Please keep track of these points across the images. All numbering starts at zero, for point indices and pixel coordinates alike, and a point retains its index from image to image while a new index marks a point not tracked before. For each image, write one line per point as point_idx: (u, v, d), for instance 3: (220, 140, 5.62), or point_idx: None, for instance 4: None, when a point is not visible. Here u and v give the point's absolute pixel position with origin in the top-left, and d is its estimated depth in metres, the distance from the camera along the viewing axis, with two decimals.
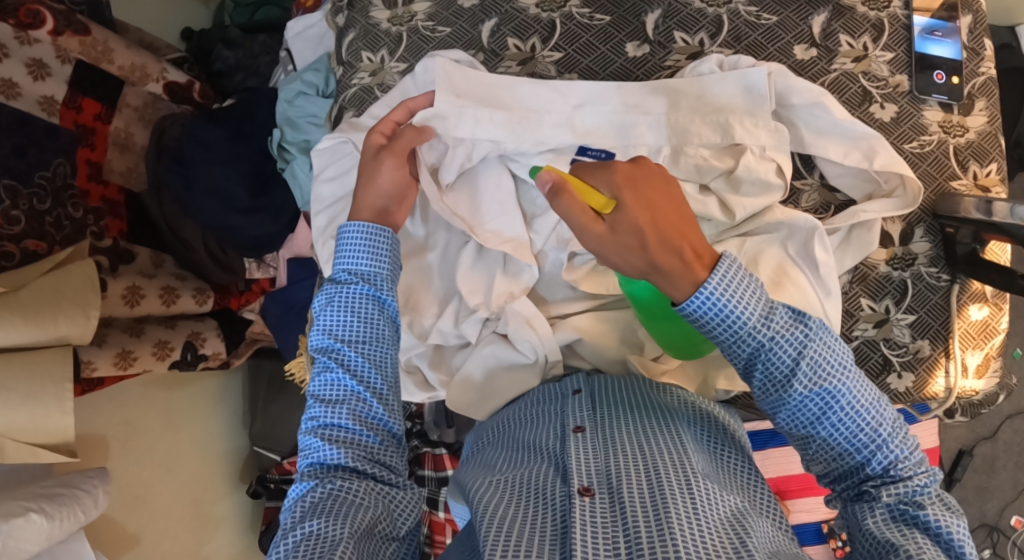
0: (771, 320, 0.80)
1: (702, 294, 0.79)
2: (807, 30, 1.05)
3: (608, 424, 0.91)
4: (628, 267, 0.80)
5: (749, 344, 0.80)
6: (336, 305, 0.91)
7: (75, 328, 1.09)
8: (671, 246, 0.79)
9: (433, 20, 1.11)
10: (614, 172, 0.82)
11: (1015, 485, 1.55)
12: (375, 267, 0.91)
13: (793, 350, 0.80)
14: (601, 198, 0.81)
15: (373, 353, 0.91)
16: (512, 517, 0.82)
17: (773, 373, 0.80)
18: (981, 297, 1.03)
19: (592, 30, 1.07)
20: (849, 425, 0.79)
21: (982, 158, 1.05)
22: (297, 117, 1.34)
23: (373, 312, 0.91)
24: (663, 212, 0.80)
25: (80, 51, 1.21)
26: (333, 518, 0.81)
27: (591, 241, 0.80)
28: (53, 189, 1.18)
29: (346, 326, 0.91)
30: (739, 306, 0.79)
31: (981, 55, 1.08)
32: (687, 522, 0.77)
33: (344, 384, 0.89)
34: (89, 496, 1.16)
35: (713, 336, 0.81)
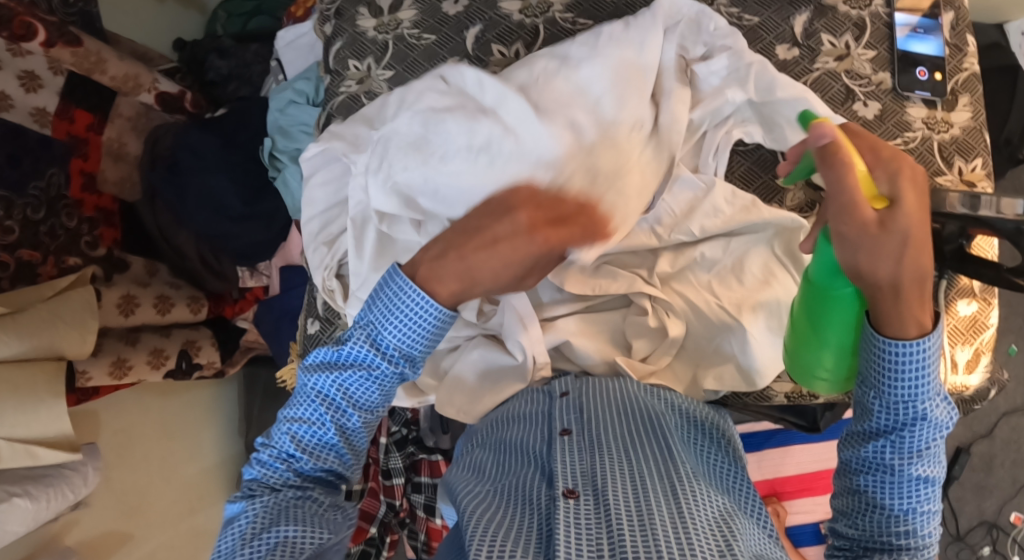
0: (936, 400, 0.80)
1: (918, 345, 0.76)
2: (789, 30, 1.05)
3: (596, 425, 0.91)
4: (871, 271, 0.74)
5: (916, 409, 0.79)
6: (362, 371, 0.89)
7: (73, 345, 1.11)
8: (919, 274, 0.74)
9: (418, 27, 1.13)
10: (905, 171, 0.76)
11: (1013, 483, 1.55)
12: (422, 354, 0.89)
13: (933, 434, 0.80)
14: (877, 190, 0.76)
15: (372, 421, 0.94)
16: (501, 521, 0.83)
17: (904, 443, 0.80)
18: (969, 292, 1.04)
19: (575, 34, 1.08)
20: (918, 517, 0.82)
21: (967, 153, 1.05)
22: (288, 126, 1.35)
23: (394, 386, 0.91)
24: (925, 235, 0.74)
25: (73, 62, 1.21)
26: (309, 528, 0.87)
27: (848, 228, 0.74)
28: (47, 199, 1.19)
29: (365, 386, 0.90)
30: (929, 373, 0.78)
31: (964, 51, 1.08)
32: (670, 526, 0.77)
33: (324, 430, 0.91)
34: (77, 475, 1.16)
35: (893, 384, 0.78)
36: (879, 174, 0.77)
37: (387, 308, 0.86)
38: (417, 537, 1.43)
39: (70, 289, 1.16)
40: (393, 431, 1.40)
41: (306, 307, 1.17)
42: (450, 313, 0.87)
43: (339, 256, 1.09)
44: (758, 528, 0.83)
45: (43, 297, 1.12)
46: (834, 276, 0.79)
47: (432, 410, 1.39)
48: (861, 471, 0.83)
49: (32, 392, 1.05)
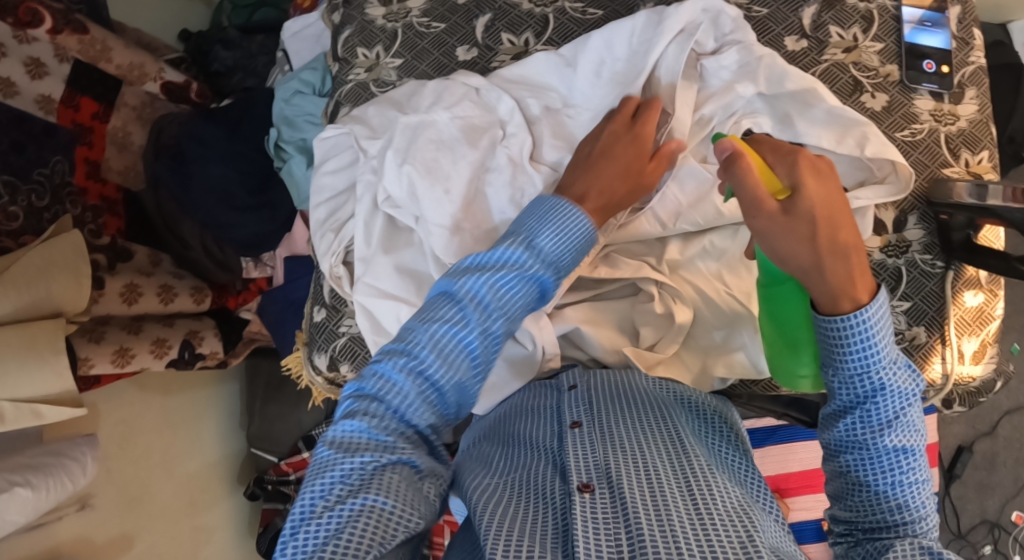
0: (896, 367, 0.77)
1: (861, 316, 0.74)
2: (797, 21, 1.06)
3: (607, 417, 0.91)
4: (790, 259, 0.76)
5: (872, 380, 0.76)
6: (494, 280, 0.83)
7: (68, 294, 1.09)
8: (840, 249, 0.74)
9: (428, 16, 1.13)
10: (801, 156, 0.78)
11: (1015, 481, 1.55)
12: (555, 259, 0.86)
13: (900, 402, 0.77)
14: (778, 183, 0.78)
15: (508, 328, 0.85)
16: (516, 514, 0.82)
17: (871, 417, 0.77)
18: (976, 283, 1.04)
19: (585, 24, 1.08)
20: (904, 488, 0.77)
21: (974, 146, 1.05)
22: (294, 116, 1.35)
23: (528, 297, 0.85)
24: (841, 214, 0.75)
25: (79, 50, 1.22)
26: (401, 501, 0.75)
27: (760, 221, 0.76)
28: (52, 186, 1.18)
29: (498, 294, 0.83)
30: (882, 340, 0.75)
31: (971, 44, 1.09)
32: (688, 520, 0.77)
33: (434, 357, 0.80)
34: (76, 464, 1.15)
35: (844, 361, 0.76)
36: (779, 168, 0.79)
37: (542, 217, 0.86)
38: None
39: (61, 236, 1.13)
40: None
41: (313, 297, 1.17)
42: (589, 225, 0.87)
43: (346, 242, 1.09)
44: (771, 518, 0.83)
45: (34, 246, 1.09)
46: (776, 273, 0.81)
47: None
48: (836, 454, 0.80)
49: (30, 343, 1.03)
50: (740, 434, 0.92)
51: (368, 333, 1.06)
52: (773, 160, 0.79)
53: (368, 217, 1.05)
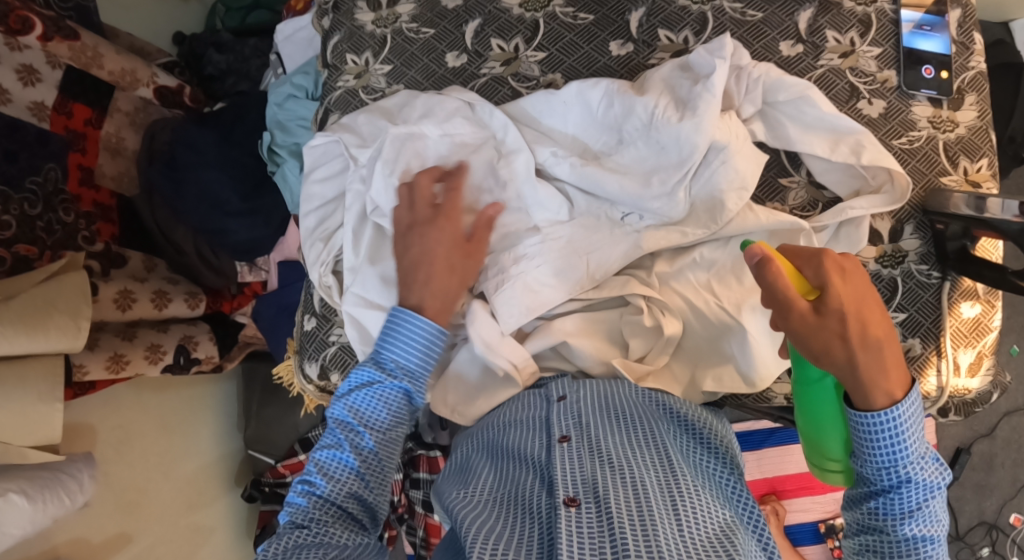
0: (924, 461, 0.79)
1: (892, 414, 0.77)
2: (793, 26, 1.04)
3: (596, 431, 0.90)
4: (826, 357, 0.76)
5: (898, 473, 0.79)
6: (371, 391, 0.94)
7: (66, 340, 1.08)
8: (872, 346, 0.76)
9: (417, 21, 1.11)
10: (826, 257, 0.77)
11: (1014, 483, 1.54)
12: (421, 366, 0.94)
13: (923, 494, 0.79)
14: (805, 283, 0.77)
15: (386, 443, 0.94)
16: (503, 532, 0.82)
17: (894, 506, 0.80)
18: (973, 294, 1.02)
19: (576, 29, 1.06)
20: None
21: (972, 153, 1.03)
22: (287, 121, 1.34)
23: (401, 406, 0.94)
24: (870, 310, 0.76)
25: (70, 57, 1.21)
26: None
27: (792, 328, 0.76)
28: (45, 194, 1.17)
29: (373, 410, 0.94)
30: (910, 437, 0.78)
31: (971, 48, 1.06)
32: (673, 537, 0.76)
33: (343, 460, 0.93)
34: (74, 481, 1.16)
35: (872, 452, 0.79)
36: (807, 269, 0.78)
37: (387, 336, 0.94)
38: (415, 533, 1.46)
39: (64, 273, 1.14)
40: None
41: (303, 304, 1.17)
42: (443, 330, 0.95)
43: (335, 252, 1.08)
44: (756, 542, 0.82)
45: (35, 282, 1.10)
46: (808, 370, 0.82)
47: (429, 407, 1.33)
48: (858, 535, 0.83)
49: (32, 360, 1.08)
50: (732, 452, 0.89)
51: (357, 343, 1.04)
52: (798, 262, 0.78)
53: (357, 225, 1.04)
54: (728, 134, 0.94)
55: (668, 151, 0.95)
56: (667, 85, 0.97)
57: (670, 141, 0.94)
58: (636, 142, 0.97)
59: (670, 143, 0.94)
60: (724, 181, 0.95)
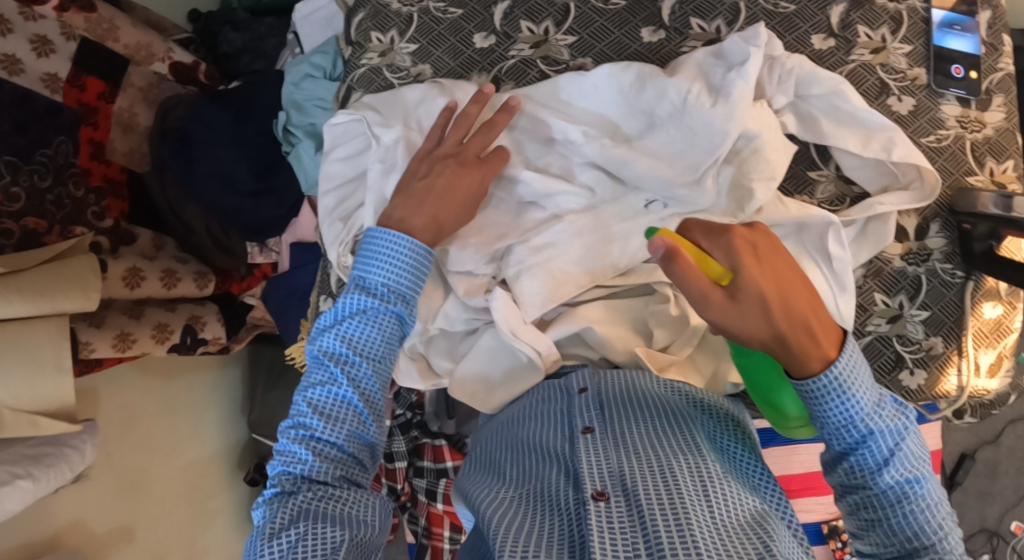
0: (882, 407, 0.80)
1: (830, 373, 0.78)
2: (825, 20, 1.03)
3: (620, 424, 0.90)
4: (753, 338, 0.77)
5: (857, 428, 0.80)
6: (363, 317, 0.91)
7: (75, 304, 1.06)
8: (798, 319, 0.77)
9: (445, 1, 1.10)
10: (733, 236, 0.78)
11: (1016, 491, 1.54)
12: (410, 288, 0.92)
13: (893, 438, 0.80)
14: (718, 267, 0.77)
15: (381, 375, 0.92)
16: (531, 528, 0.82)
17: (866, 459, 0.80)
18: (995, 295, 1.02)
19: (606, 14, 1.05)
20: (921, 516, 0.79)
21: (999, 154, 1.03)
22: (303, 100, 1.32)
23: (394, 328, 0.92)
24: (790, 281, 0.77)
25: (85, 28, 1.20)
26: (332, 525, 0.83)
27: (712, 313, 0.76)
28: (56, 166, 1.16)
29: (368, 339, 0.91)
30: (858, 389, 0.79)
31: (1000, 50, 1.06)
32: (706, 528, 0.77)
33: (341, 397, 0.89)
34: (77, 453, 1.12)
35: (825, 415, 0.80)
36: (716, 252, 0.78)
37: (366, 256, 0.91)
38: (418, 522, 1.46)
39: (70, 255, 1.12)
40: (397, 414, 1.38)
41: (321, 287, 1.15)
42: (430, 248, 0.93)
43: (355, 232, 1.07)
44: (787, 528, 0.82)
45: (41, 261, 1.09)
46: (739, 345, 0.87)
47: (437, 395, 1.39)
48: (843, 494, 0.83)
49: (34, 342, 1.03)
50: (753, 441, 0.90)
51: None
52: (708, 246, 0.79)
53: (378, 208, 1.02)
54: (760, 125, 0.93)
55: (699, 138, 0.93)
56: (700, 72, 0.96)
57: (702, 128, 0.93)
58: (666, 130, 0.95)
59: (701, 130, 0.93)
60: (753, 161, 0.94)
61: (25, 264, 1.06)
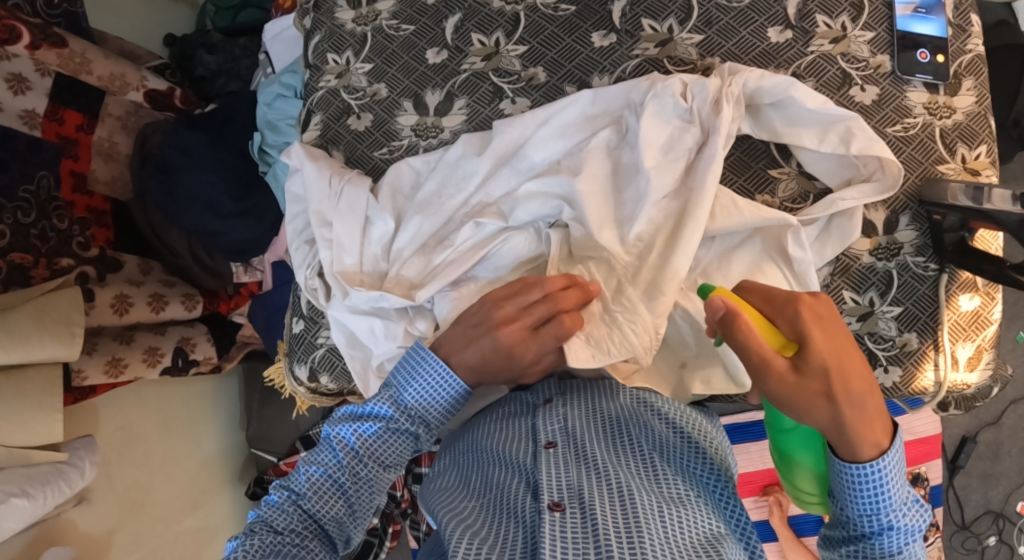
0: (907, 507, 0.76)
1: (875, 464, 0.73)
2: (781, 11, 1.00)
3: (581, 437, 0.90)
4: (806, 414, 0.73)
5: (879, 521, 0.75)
6: (382, 430, 0.91)
7: (62, 350, 1.10)
8: (857, 399, 0.72)
9: (397, 18, 1.10)
10: (801, 305, 0.74)
11: (1021, 472, 1.50)
12: (433, 413, 0.92)
13: (906, 539, 0.75)
14: (781, 338, 0.74)
15: (360, 479, 0.91)
16: (486, 536, 0.82)
17: (872, 552, 0.76)
18: (972, 286, 0.98)
19: (557, 21, 1.04)
20: None
21: (971, 140, 0.99)
22: (277, 120, 1.33)
23: (399, 444, 0.92)
24: (850, 360, 0.73)
25: (59, 64, 1.22)
26: None
27: (771, 384, 0.73)
28: (38, 202, 1.20)
29: (378, 445, 0.92)
30: (893, 486, 0.74)
31: (968, 31, 1.02)
32: (658, 543, 0.77)
33: (304, 483, 0.91)
34: (75, 472, 1.18)
35: (855, 500, 0.75)
36: (779, 318, 0.75)
37: (399, 369, 0.91)
38: (418, 528, 1.47)
39: (59, 290, 1.16)
40: None
41: (290, 306, 1.15)
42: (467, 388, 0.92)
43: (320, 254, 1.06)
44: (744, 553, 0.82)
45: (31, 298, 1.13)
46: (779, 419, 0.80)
47: None
48: None
49: (34, 402, 1.09)
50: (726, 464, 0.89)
51: (343, 345, 1.04)
52: (772, 313, 0.75)
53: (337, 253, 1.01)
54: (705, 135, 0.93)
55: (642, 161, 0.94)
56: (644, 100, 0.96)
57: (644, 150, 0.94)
58: (613, 169, 0.97)
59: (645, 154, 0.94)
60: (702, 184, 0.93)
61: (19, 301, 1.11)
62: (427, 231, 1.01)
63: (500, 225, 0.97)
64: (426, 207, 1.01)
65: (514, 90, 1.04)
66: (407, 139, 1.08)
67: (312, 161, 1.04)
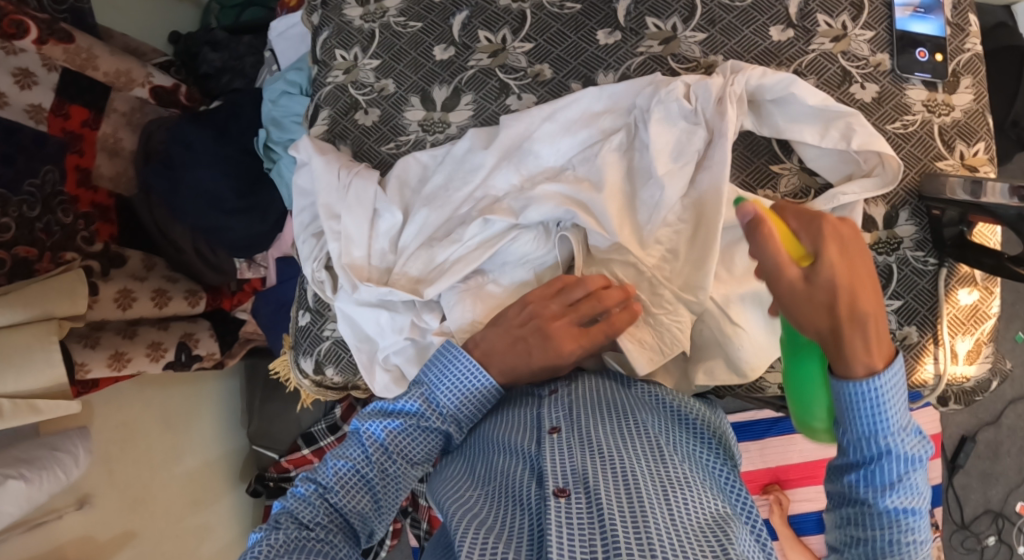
0: (906, 436, 0.76)
1: (872, 383, 0.74)
2: (783, 11, 1.02)
3: (584, 420, 0.91)
4: (807, 325, 0.75)
5: (878, 444, 0.75)
6: (413, 427, 0.92)
7: (64, 307, 1.11)
8: (860, 322, 0.74)
9: (405, 15, 1.11)
10: (824, 222, 0.76)
11: (1020, 471, 1.51)
12: (465, 411, 0.93)
13: (904, 468, 0.75)
14: (801, 249, 0.76)
15: (388, 475, 0.91)
16: (492, 524, 0.83)
17: (872, 479, 0.76)
18: (971, 280, 1.00)
19: (563, 19, 1.06)
20: (906, 550, 0.75)
21: (969, 137, 1.01)
22: (281, 117, 1.33)
23: (428, 441, 0.93)
24: (861, 282, 0.74)
25: (65, 59, 1.23)
26: None
27: (781, 287, 0.75)
28: (43, 196, 1.20)
29: (407, 443, 0.92)
30: (892, 410, 0.75)
31: (966, 30, 1.04)
32: (663, 526, 0.78)
33: (331, 478, 0.91)
34: (69, 457, 1.16)
35: (854, 422, 0.76)
36: (803, 233, 0.76)
37: (432, 367, 0.93)
38: (420, 526, 1.50)
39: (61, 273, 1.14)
40: None
41: (296, 299, 1.16)
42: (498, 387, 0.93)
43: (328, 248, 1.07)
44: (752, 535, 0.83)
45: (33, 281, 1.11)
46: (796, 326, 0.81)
47: None
48: (839, 510, 0.80)
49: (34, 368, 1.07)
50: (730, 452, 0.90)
51: (349, 337, 1.05)
52: (797, 225, 0.77)
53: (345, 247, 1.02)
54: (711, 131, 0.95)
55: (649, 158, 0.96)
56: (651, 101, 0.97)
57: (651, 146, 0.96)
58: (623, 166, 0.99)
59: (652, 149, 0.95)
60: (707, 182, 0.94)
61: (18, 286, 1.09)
62: (434, 223, 1.02)
63: (510, 222, 0.97)
64: (433, 200, 1.02)
65: (520, 86, 1.06)
66: (415, 134, 1.09)
67: (320, 154, 1.05)
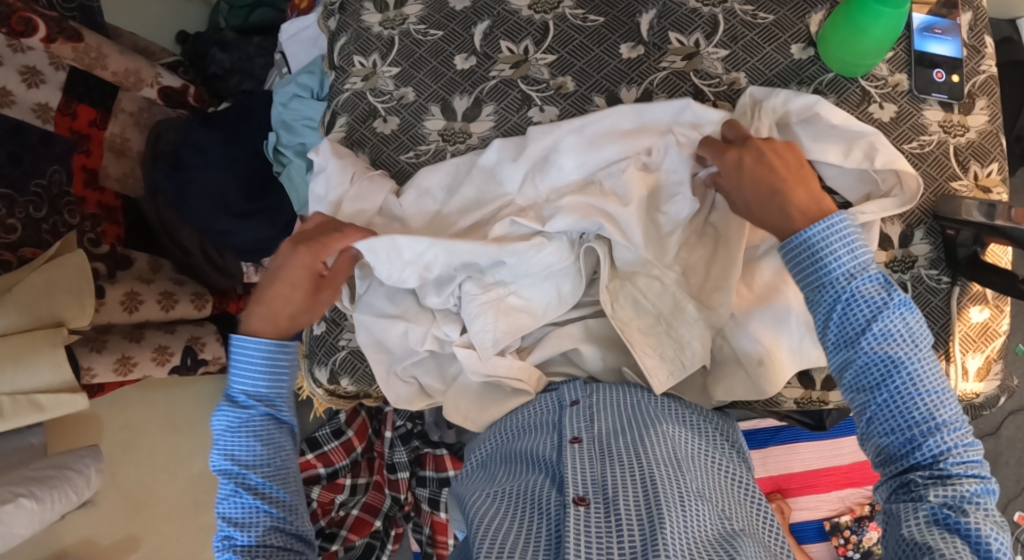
0: (861, 280, 0.77)
1: (808, 230, 0.79)
2: (804, 29, 1.02)
3: (605, 433, 0.92)
4: None
5: (838, 290, 0.78)
6: (243, 430, 0.92)
7: (70, 312, 1.10)
8: None
9: (425, 23, 1.11)
10: None
11: (1017, 482, 1.54)
12: (273, 387, 0.94)
13: (900, 362, 0.77)
14: None
15: (274, 474, 0.93)
16: (509, 529, 0.84)
17: (846, 326, 0.79)
18: (982, 299, 1.02)
19: (586, 31, 1.06)
20: (902, 388, 0.77)
21: (982, 157, 1.03)
22: (292, 121, 1.31)
23: (274, 429, 0.94)
24: None
25: (73, 58, 1.19)
26: None
27: None
28: (50, 196, 1.18)
29: (252, 446, 0.92)
30: (840, 250, 0.78)
31: (982, 52, 1.06)
32: (679, 533, 0.79)
33: (238, 511, 0.90)
34: (80, 477, 1.15)
35: (809, 277, 0.80)
36: None
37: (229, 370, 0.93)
38: (422, 531, 1.48)
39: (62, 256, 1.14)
40: (398, 424, 1.51)
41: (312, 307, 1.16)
42: (284, 341, 0.94)
43: None
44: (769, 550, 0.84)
45: (35, 268, 1.10)
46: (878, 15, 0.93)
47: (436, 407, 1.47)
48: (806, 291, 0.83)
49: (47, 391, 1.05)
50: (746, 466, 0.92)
51: (365, 349, 1.03)
52: None
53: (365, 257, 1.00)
54: None
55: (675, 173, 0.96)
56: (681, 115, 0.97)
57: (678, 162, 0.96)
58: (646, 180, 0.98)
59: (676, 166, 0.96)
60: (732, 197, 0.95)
61: (23, 274, 1.09)
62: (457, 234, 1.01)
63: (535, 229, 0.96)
64: None
65: (542, 98, 1.06)
66: (435, 143, 1.08)
67: (337, 159, 1.04)
